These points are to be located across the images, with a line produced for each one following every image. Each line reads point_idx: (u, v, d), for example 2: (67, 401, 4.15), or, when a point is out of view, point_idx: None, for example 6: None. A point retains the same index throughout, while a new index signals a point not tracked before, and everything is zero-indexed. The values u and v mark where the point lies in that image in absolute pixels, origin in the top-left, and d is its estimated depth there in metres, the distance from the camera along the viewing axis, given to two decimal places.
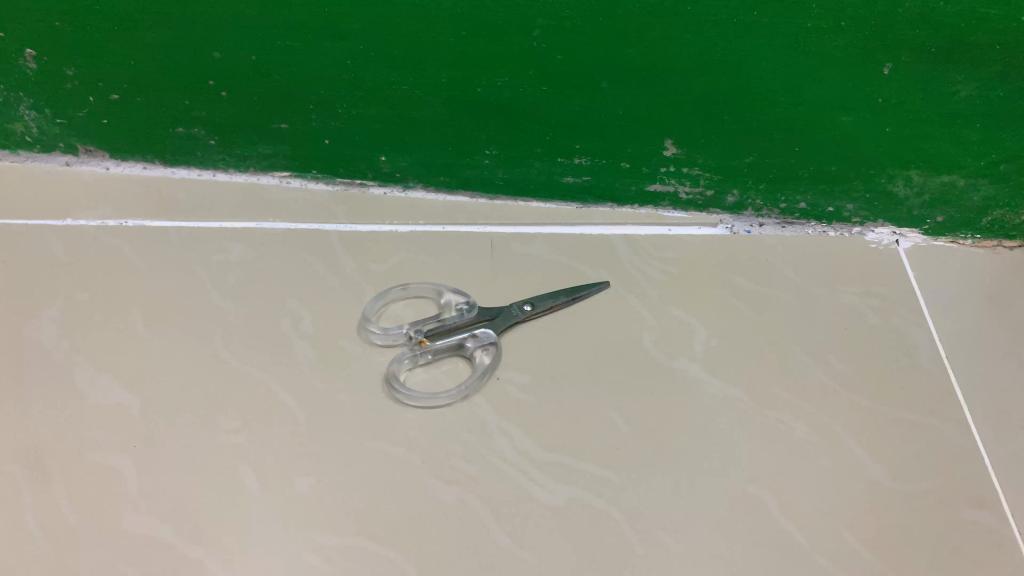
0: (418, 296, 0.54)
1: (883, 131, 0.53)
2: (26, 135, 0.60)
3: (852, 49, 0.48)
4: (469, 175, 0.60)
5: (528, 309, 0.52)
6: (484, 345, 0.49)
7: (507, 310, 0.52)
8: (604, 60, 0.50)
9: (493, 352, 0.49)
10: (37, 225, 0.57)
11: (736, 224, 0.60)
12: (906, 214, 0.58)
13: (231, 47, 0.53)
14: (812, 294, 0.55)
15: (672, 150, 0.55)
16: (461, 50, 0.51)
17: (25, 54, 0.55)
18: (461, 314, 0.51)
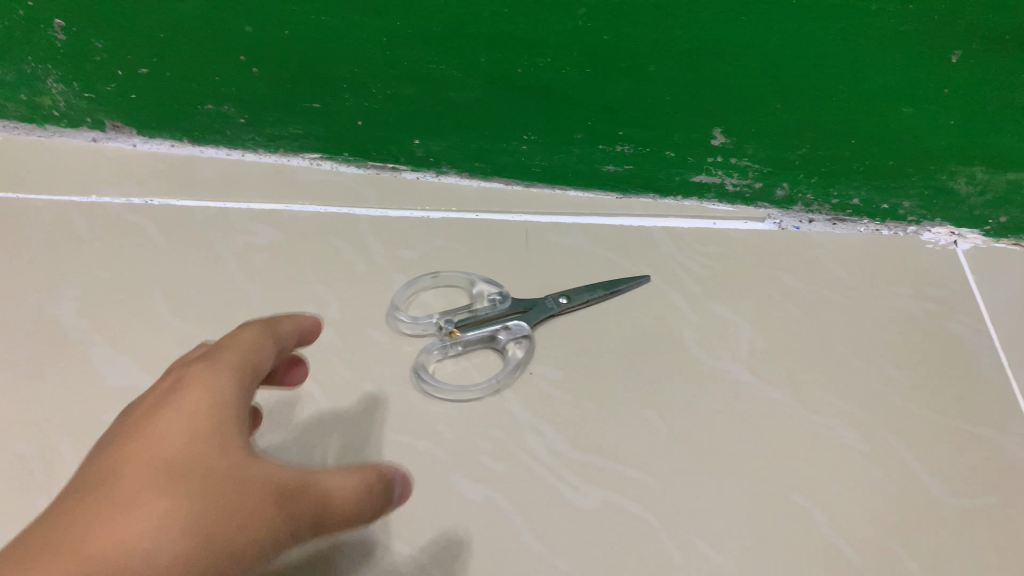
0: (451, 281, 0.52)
1: (945, 125, 0.49)
2: (53, 109, 0.59)
3: (920, 33, 0.45)
4: (505, 161, 0.57)
5: (564, 301, 0.49)
6: (516, 338, 0.47)
7: (542, 302, 0.50)
8: (654, 42, 0.48)
9: (525, 346, 0.47)
10: (60, 201, 0.55)
11: (784, 220, 0.57)
12: (967, 213, 0.54)
13: (263, 21, 0.51)
14: (863, 294, 0.52)
15: (720, 139, 0.53)
16: (502, 29, 0.48)
17: (53, 25, 0.53)
18: (494, 304, 0.49)
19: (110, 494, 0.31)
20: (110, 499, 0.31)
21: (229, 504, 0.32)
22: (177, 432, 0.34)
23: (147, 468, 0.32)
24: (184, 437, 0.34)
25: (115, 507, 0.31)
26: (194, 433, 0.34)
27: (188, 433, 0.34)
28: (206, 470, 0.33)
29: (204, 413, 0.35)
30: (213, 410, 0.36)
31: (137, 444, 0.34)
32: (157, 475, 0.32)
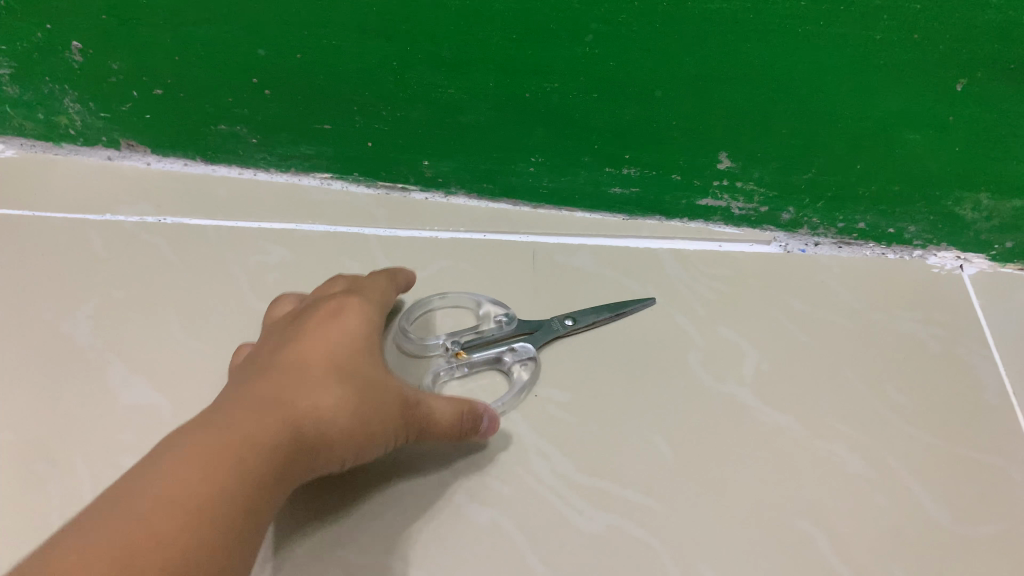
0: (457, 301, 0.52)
1: (951, 151, 0.50)
2: (70, 128, 0.60)
3: (926, 61, 0.45)
4: (514, 182, 0.58)
5: (570, 323, 0.50)
6: (522, 360, 0.48)
7: (548, 324, 0.50)
8: (660, 69, 0.48)
9: (531, 368, 0.47)
10: (76, 219, 0.56)
11: (790, 243, 0.57)
12: (973, 238, 0.54)
13: (277, 45, 0.52)
14: (869, 318, 0.52)
15: (726, 163, 0.53)
16: (512, 55, 0.49)
17: (71, 47, 0.54)
18: (500, 326, 0.49)
19: (285, 362, 0.35)
20: (288, 364, 0.35)
21: (384, 396, 0.36)
22: (345, 326, 0.38)
23: (319, 347, 0.36)
24: (348, 330, 0.38)
25: (294, 369, 0.34)
26: (358, 330, 0.39)
27: (354, 328, 0.39)
28: (368, 360, 0.37)
29: (363, 317, 0.40)
30: (370, 318, 0.40)
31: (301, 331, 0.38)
32: (326, 352, 0.36)
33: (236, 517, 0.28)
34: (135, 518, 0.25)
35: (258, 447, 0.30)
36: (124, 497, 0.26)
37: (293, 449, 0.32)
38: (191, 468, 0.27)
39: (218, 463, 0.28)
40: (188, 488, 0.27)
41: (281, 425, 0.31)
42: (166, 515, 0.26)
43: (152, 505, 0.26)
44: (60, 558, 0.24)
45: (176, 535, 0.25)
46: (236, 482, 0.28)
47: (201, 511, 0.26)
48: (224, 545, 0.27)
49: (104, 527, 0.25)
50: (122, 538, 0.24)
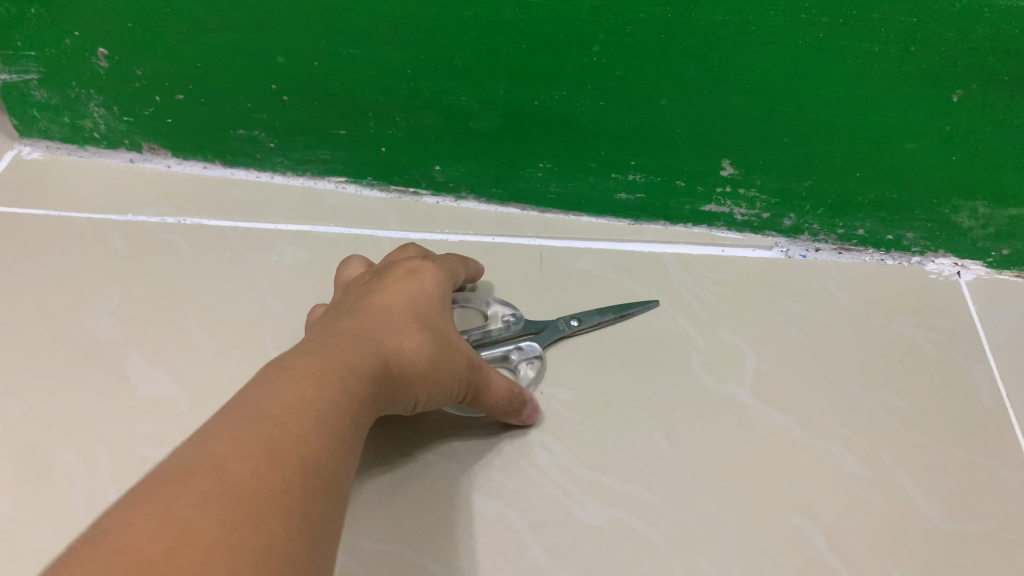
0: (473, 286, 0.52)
1: (948, 160, 0.51)
2: (94, 132, 0.62)
3: (923, 73, 0.47)
4: (523, 187, 0.60)
5: (575, 324, 0.51)
6: (528, 359, 0.49)
7: (554, 323, 0.51)
8: (664, 79, 0.50)
9: (536, 367, 0.49)
10: (99, 219, 0.58)
11: (791, 248, 0.59)
12: (969, 245, 0.56)
13: (296, 53, 0.54)
14: (867, 322, 0.53)
15: (729, 170, 0.55)
16: (522, 64, 0.51)
17: (98, 53, 0.56)
18: (507, 324, 0.50)
19: (368, 306, 0.37)
20: (371, 307, 0.37)
21: (457, 347, 0.39)
22: (419, 280, 0.41)
23: (399, 296, 0.39)
24: (422, 284, 0.41)
25: (379, 313, 0.37)
26: (431, 286, 0.41)
27: (428, 282, 0.41)
28: (440, 313, 0.40)
29: (433, 274, 0.42)
30: (439, 276, 0.42)
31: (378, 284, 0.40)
32: (405, 301, 0.39)
33: (348, 432, 0.29)
34: (269, 419, 0.27)
35: (358, 374, 0.32)
36: (252, 402, 0.27)
37: (382, 382, 0.34)
38: (308, 385, 0.29)
39: (328, 384, 0.30)
40: (307, 400, 0.28)
41: (373, 358, 0.33)
42: (294, 420, 0.27)
43: (280, 411, 0.27)
44: (207, 450, 0.25)
45: (305, 437, 0.27)
46: (345, 400, 0.30)
47: (320, 420, 0.28)
48: (341, 454, 0.28)
49: (242, 424, 0.26)
50: (260, 434, 0.26)
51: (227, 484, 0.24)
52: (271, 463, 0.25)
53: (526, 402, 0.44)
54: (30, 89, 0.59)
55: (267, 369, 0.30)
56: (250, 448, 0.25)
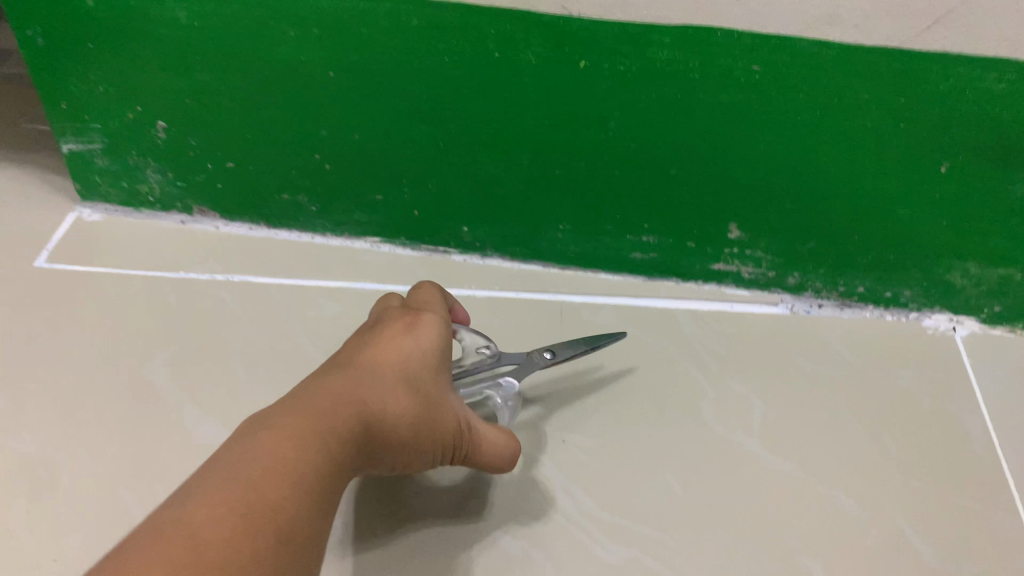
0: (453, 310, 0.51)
1: (939, 225, 0.55)
2: (150, 196, 0.67)
3: (911, 146, 0.51)
4: (544, 247, 0.64)
5: (550, 356, 0.51)
6: (507, 399, 0.48)
7: (530, 356, 0.51)
8: (674, 151, 0.55)
9: (514, 412, 0.48)
10: (153, 276, 0.63)
11: (796, 304, 0.62)
12: (964, 303, 0.59)
13: (338, 126, 0.59)
14: (867, 374, 0.57)
15: (736, 233, 0.59)
16: (545, 136, 0.56)
17: (157, 126, 0.61)
18: (485, 360, 0.49)
19: (360, 363, 0.39)
20: (362, 366, 0.39)
21: (444, 409, 0.40)
22: (417, 335, 0.42)
23: (393, 354, 0.40)
24: (421, 340, 0.42)
25: (369, 372, 0.38)
26: (430, 341, 0.42)
27: (425, 337, 0.42)
28: (433, 371, 0.41)
29: (434, 328, 0.43)
30: (440, 329, 0.43)
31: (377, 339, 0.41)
32: (400, 361, 0.40)
33: (319, 497, 0.32)
34: (247, 485, 0.30)
35: (336, 440, 0.34)
36: (234, 465, 0.30)
37: (362, 445, 0.36)
38: (287, 449, 0.32)
39: (307, 448, 0.32)
40: (285, 465, 0.31)
41: (355, 422, 0.35)
42: (269, 486, 0.30)
43: (259, 475, 0.30)
44: (184, 514, 0.28)
45: (277, 502, 0.30)
46: (322, 466, 0.33)
47: (294, 485, 0.31)
48: (311, 518, 0.31)
49: (222, 488, 0.29)
50: (235, 498, 0.29)
51: (198, 548, 0.27)
52: (243, 529, 0.28)
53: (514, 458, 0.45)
54: (93, 157, 0.65)
55: (250, 425, 0.33)
56: (226, 513, 0.28)
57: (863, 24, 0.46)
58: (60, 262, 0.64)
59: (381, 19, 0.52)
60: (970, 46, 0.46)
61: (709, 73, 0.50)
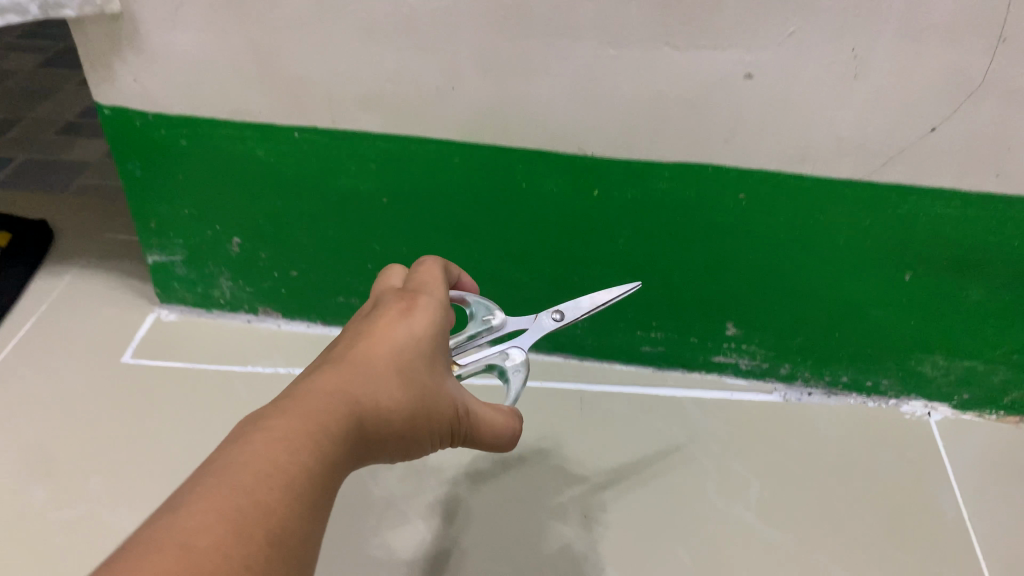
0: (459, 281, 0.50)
1: (909, 323, 0.64)
2: (222, 298, 0.77)
3: (878, 258, 0.60)
4: (565, 341, 0.74)
5: (558, 318, 0.50)
6: (515, 366, 0.46)
7: (540, 319, 0.50)
8: (676, 262, 0.64)
9: (523, 374, 0.46)
10: (225, 370, 0.73)
11: (788, 392, 0.71)
12: (936, 390, 0.67)
13: (389, 241, 0.69)
14: (852, 454, 0.65)
15: (732, 330, 0.68)
16: (565, 249, 0.65)
17: (232, 241, 0.72)
18: (484, 329, 0.48)
19: (353, 356, 0.37)
20: (354, 358, 0.37)
21: (439, 401, 0.39)
22: (412, 320, 0.40)
23: (385, 344, 0.38)
24: (417, 326, 0.40)
25: (361, 366, 0.37)
26: (426, 328, 0.40)
27: (422, 323, 0.40)
28: (429, 360, 0.39)
29: (431, 312, 0.41)
30: (438, 312, 0.41)
31: (370, 329, 0.39)
32: (395, 351, 0.38)
33: (316, 499, 0.31)
34: (243, 491, 0.28)
35: (331, 438, 0.33)
36: (227, 470, 0.29)
37: (357, 443, 0.35)
38: (282, 451, 0.31)
39: (302, 450, 0.31)
40: (280, 468, 0.30)
41: (349, 420, 0.34)
42: (265, 492, 0.29)
43: (252, 481, 0.29)
44: (175, 523, 0.27)
45: (273, 509, 0.29)
46: (319, 466, 0.31)
47: (290, 484, 0.30)
48: (308, 524, 0.30)
49: (216, 496, 0.28)
50: (230, 507, 0.28)
51: (192, 561, 0.25)
52: (239, 538, 0.27)
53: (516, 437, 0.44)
54: (174, 267, 0.75)
55: (246, 424, 0.32)
56: (217, 523, 0.27)
57: (830, 161, 0.56)
58: (144, 358, 0.74)
59: (428, 156, 0.62)
60: (921, 179, 0.56)
61: (702, 199, 0.60)
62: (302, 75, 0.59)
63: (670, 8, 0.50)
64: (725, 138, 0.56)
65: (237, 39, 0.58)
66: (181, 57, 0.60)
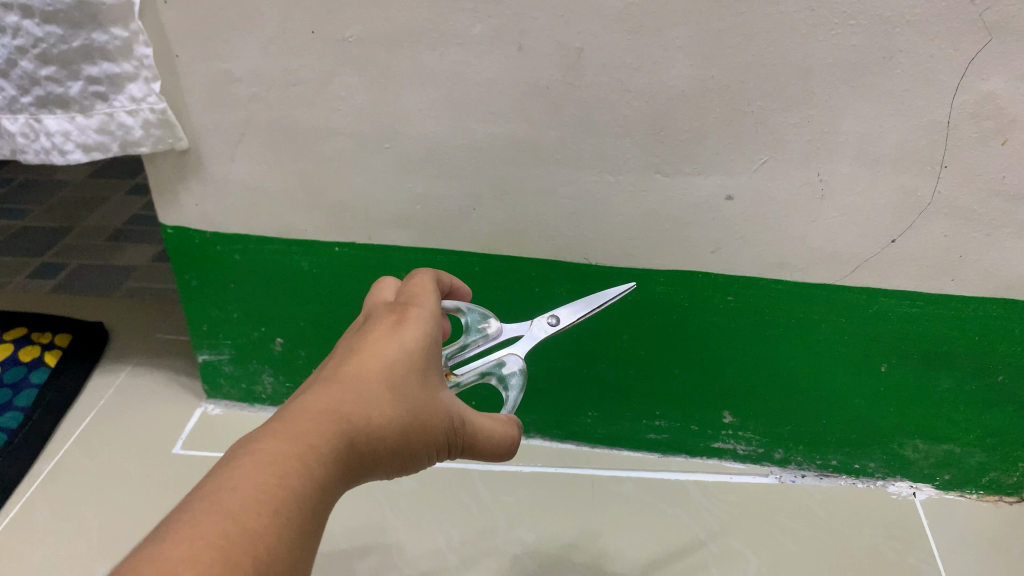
0: (454, 290, 0.54)
1: (888, 410, 0.70)
2: (264, 393, 0.85)
3: (855, 353, 0.67)
4: (576, 429, 0.80)
5: (552, 325, 0.55)
6: (513, 371, 0.53)
7: (536, 325, 0.56)
8: (675, 356, 0.71)
9: (520, 380, 0.53)
10: None
11: (783, 474, 0.77)
12: (919, 472, 0.74)
13: None
14: (842, 533, 0.71)
15: (729, 418, 0.75)
16: (575, 346, 0.73)
17: (276, 341, 0.80)
18: (480, 338, 0.54)
19: (344, 374, 0.39)
20: (346, 376, 0.39)
21: (429, 414, 0.41)
22: (401, 335, 0.42)
23: (375, 360, 0.40)
24: (406, 342, 0.41)
25: (351, 384, 0.39)
26: (416, 343, 0.42)
27: (413, 335, 0.42)
28: (420, 373, 0.41)
29: (422, 325, 0.43)
30: (427, 326, 0.43)
31: (360, 347, 0.41)
32: (385, 368, 0.40)
33: (304, 518, 0.33)
34: (229, 516, 0.31)
35: (319, 458, 0.35)
36: (216, 495, 0.31)
37: (347, 459, 0.37)
38: (270, 474, 0.33)
39: (290, 471, 0.34)
40: (268, 490, 0.32)
41: (338, 437, 0.37)
42: (251, 516, 0.31)
43: (239, 506, 0.31)
44: (167, 546, 0.29)
45: (259, 530, 0.31)
46: (305, 487, 0.34)
47: (277, 509, 0.32)
48: (296, 544, 0.32)
49: (204, 520, 0.30)
50: (216, 532, 0.30)
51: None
52: (226, 559, 0.29)
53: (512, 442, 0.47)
54: (222, 364, 0.83)
55: (238, 449, 0.35)
56: (203, 546, 0.29)
57: (805, 268, 0.64)
58: (193, 449, 0.81)
59: (452, 266, 0.70)
60: (887, 284, 0.63)
61: (696, 301, 0.67)
62: (344, 200, 0.68)
63: (659, 144, 0.59)
64: (712, 249, 0.64)
65: (287, 169, 0.67)
66: (238, 184, 0.70)
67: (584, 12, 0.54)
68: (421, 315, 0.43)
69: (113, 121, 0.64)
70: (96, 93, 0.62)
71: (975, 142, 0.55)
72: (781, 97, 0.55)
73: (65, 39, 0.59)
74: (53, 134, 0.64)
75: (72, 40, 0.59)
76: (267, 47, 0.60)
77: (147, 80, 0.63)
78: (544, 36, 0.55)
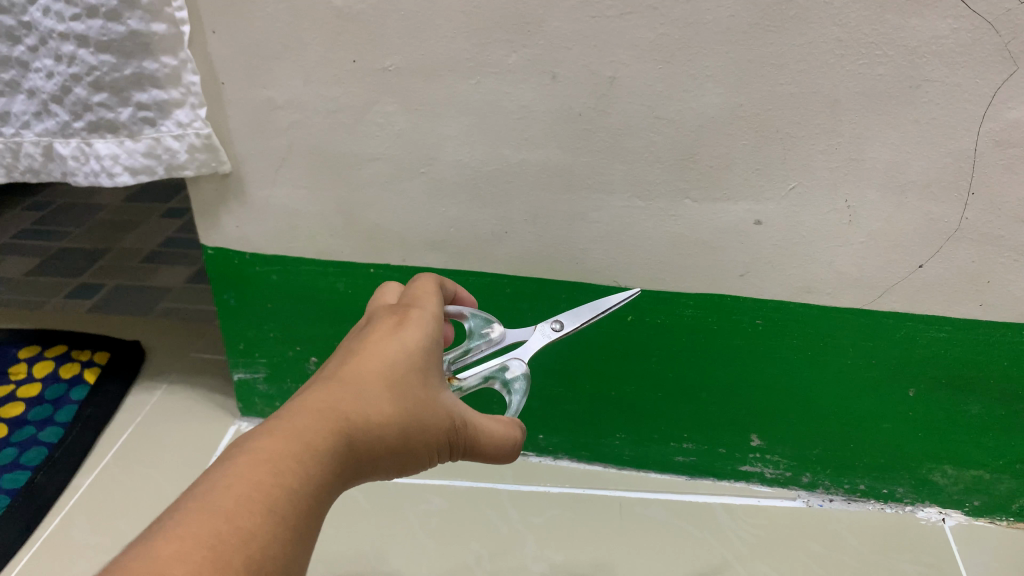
0: (457, 296, 0.57)
1: (917, 433, 0.71)
2: None
3: (883, 376, 0.68)
4: (604, 451, 0.81)
5: (557, 328, 0.57)
6: (517, 375, 0.54)
7: (540, 329, 0.57)
8: (703, 379, 0.72)
9: (523, 385, 0.54)
10: None
11: (811, 498, 0.77)
12: (948, 497, 0.74)
13: None
14: (870, 559, 0.71)
15: (757, 441, 0.75)
16: (602, 367, 0.74)
17: (311, 361, 0.82)
18: (483, 343, 0.55)
19: (345, 374, 0.41)
20: (346, 377, 0.40)
21: (428, 414, 0.43)
22: (401, 338, 0.43)
23: (375, 362, 0.41)
24: (405, 344, 0.43)
25: (350, 384, 0.40)
26: (414, 345, 0.43)
27: (412, 336, 0.43)
28: (419, 373, 0.43)
29: (422, 327, 0.44)
30: (426, 329, 0.45)
31: (361, 348, 0.42)
32: (383, 368, 0.41)
33: (300, 516, 0.34)
34: (221, 516, 0.31)
35: (316, 457, 0.36)
36: (209, 494, 0.32)
37: (346, 456, 0.38)
38: (266, 472, 0.34)
39: (286, 470, 0.34)
40: (261, 490, 0.33)
41: (337, 435, 0.38)
42: (244, 514, 0.32)
43: (233, 506, 0.32)
44: (161, 544, 0.29)
45: (251, 531, 0.31)
46: (299, 486, 0.34)
47: (271, 510, 0.33)
48: (291, 541, 0.33)
49: (196, 520, 0.30)
50: (208, 531, 0.30)
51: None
52: (215, 560, 0.29)
53: (509, 444, 0.49)
54: (256, 382, 0.85)
55: (236, 447, 0.35)
56: (194, 545, 0.29)
57: (834, 292, 0.64)
58: None
59: (484, 288, 0.72)
60: (914, 309, 0.64)
61: (724, 324, 0.68)
62: (379, 224, 0.70)
63: (688, 170, 0.60)
64: (740, 272, 0.65)
65: (325, 193, 0.70)
66: (277, 208, 0.72)
67: (617, 42, 0.56)
68: (421, 319, 0.45)
69: (159, 145, 0.66)
70: (145, 118, 0.65)
71: (1001, 168, 0.56)
72: (809, 125, 0.57)
73: (118, 67, 0.62)
74: (102, 158, 0.66)
75: (123, 69, 0.62)
76: (308, 75, 0.63)
77: (193, 107, 0.65)
78: (578, 65, 0.57)
